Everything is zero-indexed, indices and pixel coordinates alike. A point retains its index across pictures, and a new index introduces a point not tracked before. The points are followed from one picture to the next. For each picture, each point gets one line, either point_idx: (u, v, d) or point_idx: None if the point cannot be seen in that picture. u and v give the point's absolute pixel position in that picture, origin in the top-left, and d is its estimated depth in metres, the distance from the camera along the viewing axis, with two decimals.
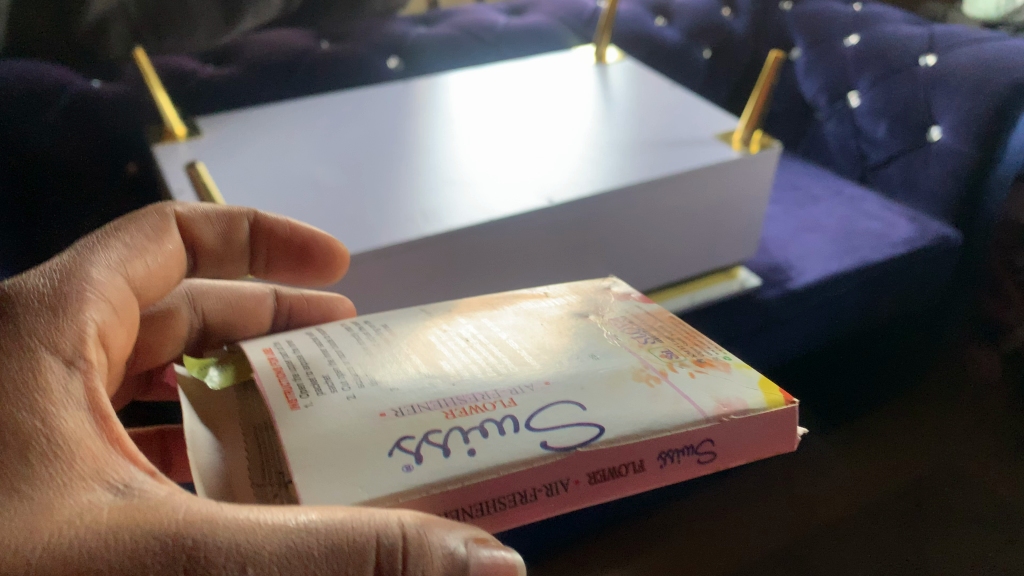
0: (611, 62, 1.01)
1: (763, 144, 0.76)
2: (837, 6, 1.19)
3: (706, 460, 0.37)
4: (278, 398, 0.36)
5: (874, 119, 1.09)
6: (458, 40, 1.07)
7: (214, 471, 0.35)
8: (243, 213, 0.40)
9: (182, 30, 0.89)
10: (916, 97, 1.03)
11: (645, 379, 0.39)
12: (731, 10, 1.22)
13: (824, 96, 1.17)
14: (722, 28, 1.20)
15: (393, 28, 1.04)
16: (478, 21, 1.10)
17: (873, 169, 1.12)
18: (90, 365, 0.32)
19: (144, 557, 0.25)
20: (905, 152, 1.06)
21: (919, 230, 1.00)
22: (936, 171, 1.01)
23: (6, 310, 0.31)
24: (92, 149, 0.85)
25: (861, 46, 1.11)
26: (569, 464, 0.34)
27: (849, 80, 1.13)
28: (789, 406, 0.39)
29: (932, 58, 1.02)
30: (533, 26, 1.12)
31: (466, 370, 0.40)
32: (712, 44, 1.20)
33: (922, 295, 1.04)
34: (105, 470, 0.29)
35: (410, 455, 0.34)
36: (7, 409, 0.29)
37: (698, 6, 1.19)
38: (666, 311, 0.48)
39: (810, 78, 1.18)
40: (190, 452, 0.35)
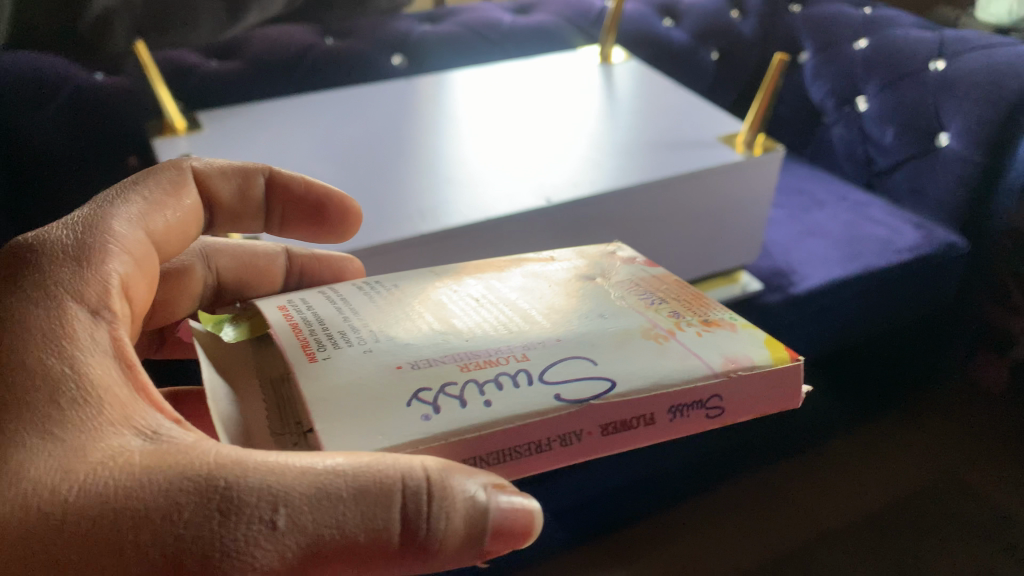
0: (616, 63, 1.01)
1: (767, 147, 0.77)
2: (847, 8, 1.18)
3: (715, 415, 0.38)
4: (296, 351, 0.37)
5: (882, 125, 1.08)
6: (463, 38, 1.06)
7: (234, 421, 0.35)
8: (257, 169, 0.40)
9: (182, 28, 0.86)
10: (925, 103, 1.02)
11: (654, 336, 0.40)
12: (739, 12, 1.22)
13: (831, 101, 1.15)
14: (728, 29, 1.20)
15: (395, 27, 1.03)
16: (483, 19, 1.08)
17: (879, 175, 1.11)
18: (115, 316, 0.32)
19: (177, 495, 0.26)
20: (914, 159, 1.05)
21: (924, 238, 0.99)
22: (943, 180, 1.01)
23: (33, 262, 0.32)
24: (89, 143, 0.84)
25: (871, 50, 1.10)
26: (582, 415, 0.35)
27: (855, 84, 1.11)
28: (795, 363, 0.40)
29: (942, 62, 1.01)
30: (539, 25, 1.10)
31: (479, 328, 0.41)
32: (719, 45, 1.20)
33: (929, 302, 1.03)
34: (132, 416, 0.29)
35: (427, 405, 0.35)
36: (36, 355, 0.29)
37: (707, 7, 1.20)
38: (671, 275, 0.49)
39: (817, 80, 1.17)
40: (210, 401, 0.36)
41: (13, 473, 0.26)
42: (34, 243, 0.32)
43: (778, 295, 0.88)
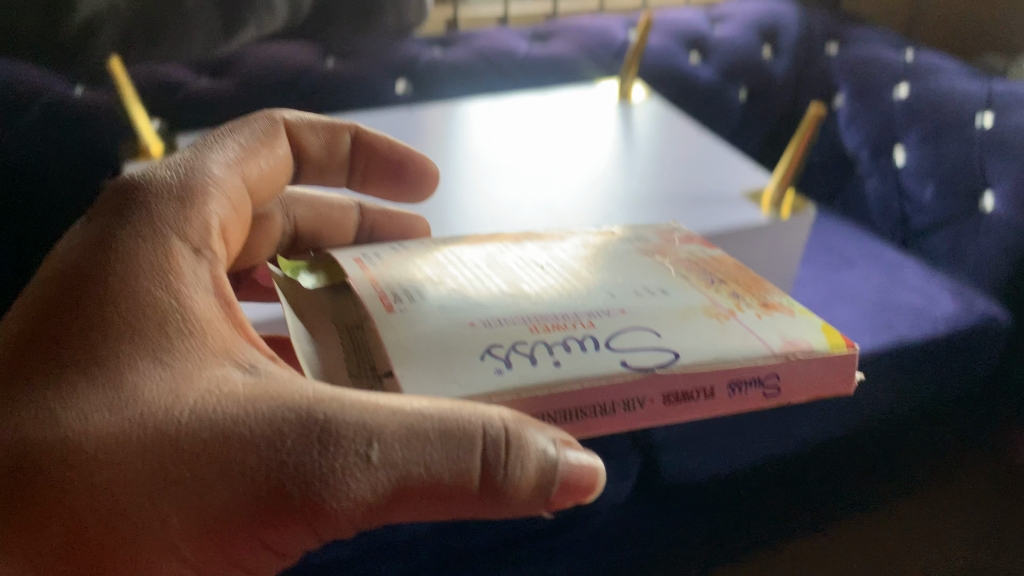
0: (636, 103, 0.99)
1: (795, 208, 0.78)
2: (889, 51, 1.10)
3: (771, 394, 0.40)
4: (376, 303, 0.39)
5: (920, 180, 1.01)
6: (474, 66, 1.04)
7: (314, 361, 0.37)
8: (345, 126, 0.42)
9: (178, 37, 0.87)
10: (969, 158, 0.94)
11: (715, 315, 0.42)
12: (771, 49, 1.20)
13: (866, 149, 1.09)
14: (756, 69, 1.18)
15: (404, 50, 1.01)
16: (499, 47, 1.05)
17: (916, 235, 1.03)
18: (215, 255, 0.33)
19: (281, 425, 0.28)
20: (949, 222, 0.97)
21: (962, 307, 0.89)
22: (987, 246, 0.92)
23: (140, 198, 0.33)
24: (60, 160, 0.81)
25: (911, 99, 1.02)
26: (646, 383, 0.37)
27: (894, 132, 1.05)
28: (851, 352, 0.41)
29: (989, 117, 0.92)
30: (559, 57, 1.07)
31: (546, 292, 0.42)
32: (747, 84, 1.19)
33: (964, 382, 0.91)
34: (233, 350, 0.31)
35: (499, 360, 0.36)
36: (146, 286, 0.31)
37: (733, 44, 1.17)
38: (729, 257, 0.49)
39: (852, 127, 1.12)
40: (293, 342, 0.38)
41: (130, 391, 0.28)
42: (140, 180, 0.34)
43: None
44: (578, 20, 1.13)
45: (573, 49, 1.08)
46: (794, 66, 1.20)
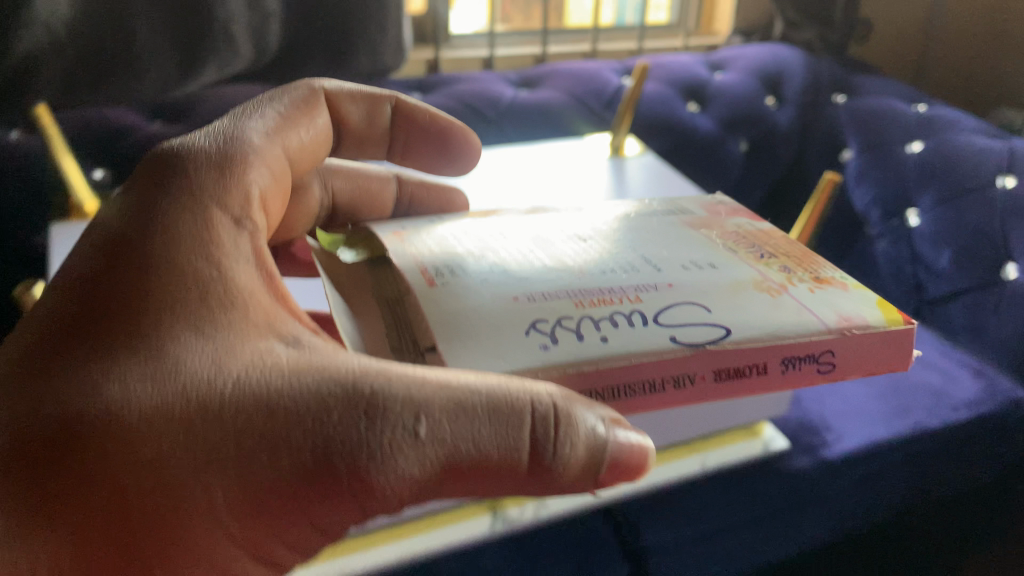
0: (629, 156, 0.87)
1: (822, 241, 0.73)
2: (899, 105, 1.08)
3: (826, 371, 0.38)
4: (417, 276, 0.39)
5: (936, 247, 0.90)
6: (456, 112, 0.95)
7: (357, 336, 0.37)
8: (385, 96, 0.40)
9: (126, 76, 0.59)
10: (989, 224, 0.85)
11: (767, 290, 0.40)
12: (776, 100, 1.14)
13: (877, 211, 1.01)
14: (762, 121, 1.11)
15: (384, 90, 0.96)
16: (480, 94, 0.98)
17: (930, 304, 0.92)
18: (256, 226, 0.33)
19: (328, 397, 0.27)
20: (973, 291, 0.85)
21: (984, 392, 0.77)
22: (1009, 322, 0.80)
23: (179, 167, 0.32)
24: None
25: (927, 154, 0.97)
26: (696, 359, 0.35)
27: (908, 196, 0.97)
28: (908, 327, 0.39)
29: (1012, 180, 0.86)
30: (547, 101, 1.00)
31: (590, 266, 0.41)
32: (748, 137, 1.11)
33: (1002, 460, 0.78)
34: (275, 322, 0.30)
35: (545, 335, 0.35)
36: (187, 257, 0.30)
37: (737, 94, 1.10)
38: (779, 230, 0.48)
39: (860, 186, 1.04)
40: (334, 315, 0.37)
41: (172, 363, 0.27)
42: (179, 150, 0.33)
43: (806, 456, 0.66)
44: (570, 64, 1.08)
45: (561, 96, 1.01)
46: (801, 113, 1.14)
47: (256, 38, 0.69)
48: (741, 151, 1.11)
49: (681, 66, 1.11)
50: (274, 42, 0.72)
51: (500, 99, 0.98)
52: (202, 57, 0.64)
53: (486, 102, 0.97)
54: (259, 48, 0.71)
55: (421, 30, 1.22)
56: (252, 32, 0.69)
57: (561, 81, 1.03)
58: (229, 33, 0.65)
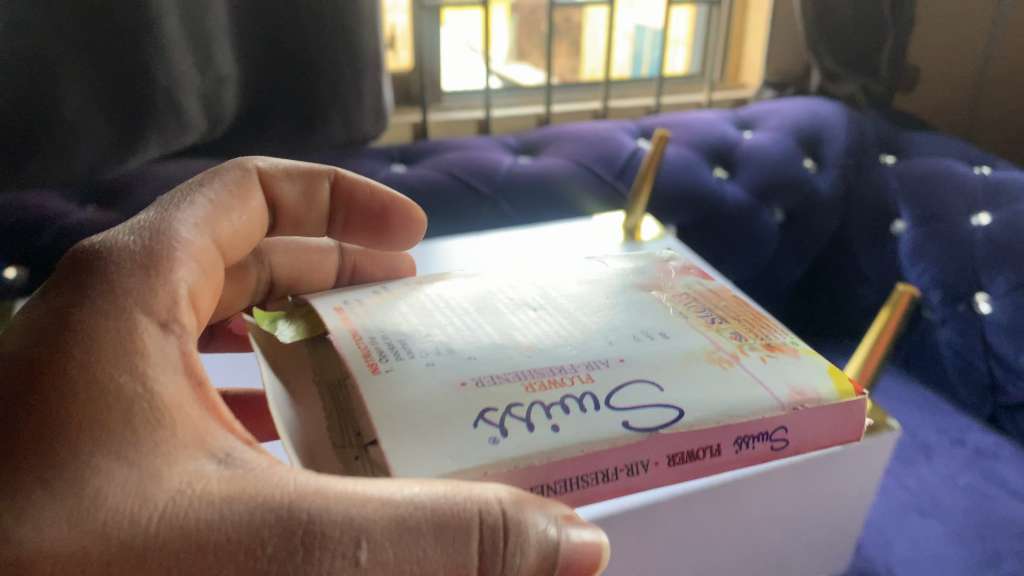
0: (645, 242, 0.78)
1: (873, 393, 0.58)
2: (958, 165, 0.97)
3: (780, 447, 0.38)
4: (360, 363, 0.37)
5: (1015, 341, 0.83)
6: (443, 185, 0.89)
7: (294, 428, 0.35)
8: (322, 171, 0.39)
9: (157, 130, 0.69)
10: None
11: (718, 361, 0.40)
12: (815, 163, 1.07)
13: (936, 294, 0.93)
14: (801, 186, 1.04)
15: (364, 166, 0.88)
16: (471, 163, 0.92)
17: (1007, 409, 0.89)
18: (184, 329, 0.31)
19: (260, 528, 0.25)
20: None
21: None
22: None
23: (101, 270, 0.31)
24: None
25: (995, 228, 0.86)
26: (650, 444, 0.35)
27: (973, 278, 0.88)
28: (859, 398, 0.39)
29: None
30: (551, 169, 0.93)
31: (540, 341, 0.40)
32: (784, 205, 1.04)
33: None
34: (205, 438, 0.28)
35: (494, 427, 0.34)
36: (109, 372, 0.28)
37: (770, 155, 1.04)
38: (729, 289, 0.48)
39: (916, 266, 0.95)
40: (270, 406, 0.35)
41: (91, 497, 0.25)
42: (103, 249, 0.32)
43: None
44: (573, 127, 1.01)
45: (565, 162, 0.94)
46: (840, 183, 1.06)
47: (207, 109, 0.73)
48: (776, 221, 1.05)
49: (706, 126, 1.05)
50: (230, 106, 0.75)
51: (495, 169, 0.92)
52: (142, 130, 0.68)
53: (483, 174, 0.91)
54: (213, 115, 0.74)
55: (405, 92, 1.11)
56: (205, 101, 0.72)
57: (567, 145, 0.97)
58: (173, 103, 0.69)
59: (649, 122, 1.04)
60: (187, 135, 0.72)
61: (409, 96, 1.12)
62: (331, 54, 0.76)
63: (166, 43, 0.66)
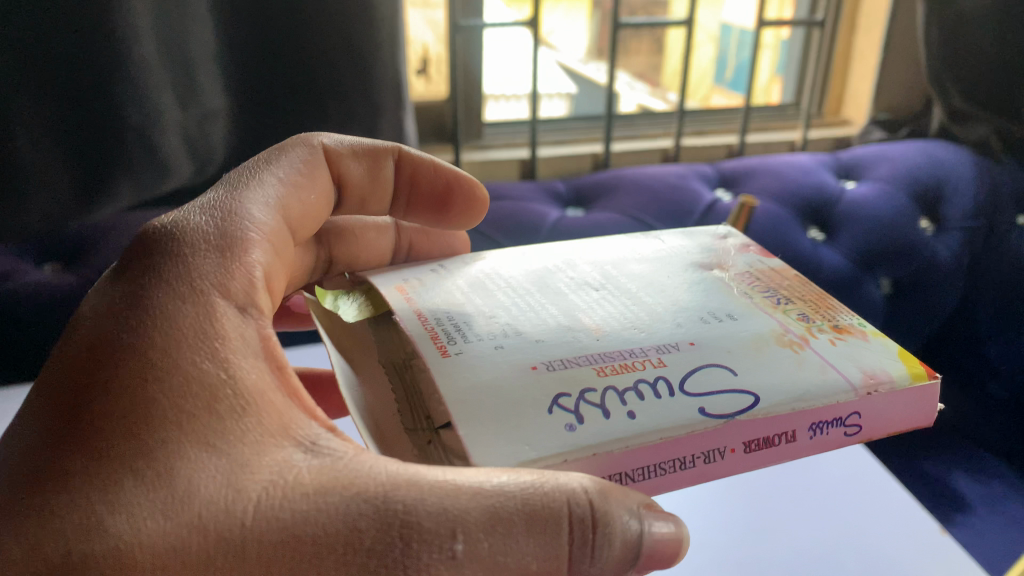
0: None
1: None
2: None
3: (853, 433, 0.37)
4: (429, 344, 0.36)
5: None
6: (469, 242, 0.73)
7: (362, 408, 0.34)
8: (386, 149, 0.39)
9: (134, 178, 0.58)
10: None
11: (789, 344, 0.39)
12: (934, 224, 0.85)
13: None
14: (917, 253, 0.82)
15: None
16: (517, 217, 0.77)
17: None
18: (261, 312, 0.31)
19: (356, 520, 0.25)
20: None
21: None
22: None
23: (176, 252, 0.30)
24: None
25: None
26: (726, 431, 0.34)
27: None
28: (933, 381, 0.38)
29: None
30: (604, 226, 0.78)
31: (607, 323, 0.39)
32: (893, 275, 0.82)
33: None
34: (290, 426, 0.28)
35: (569, 413, 0.33)
36: (190, 357, 0.28)
37: (881, 213, 0.82)
38: (790, 267, 0.47)
39: None
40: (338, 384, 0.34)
41: (182, 490, 0.25)
42: (176, 231, 0.31)
43: None
44: (637, 169, 0.85)
45: (622, 218, 0.78)
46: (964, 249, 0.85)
47: (194, 151, 0.62)
48: (882, 293, 0.83)
49: (799, 173, 0.85)
50: (218, 144, 0.64)
51: (540, 224, 0.77)
52: (112, 172, 0.57)
53: (524, 233, 0.76)
54: (197, 159, 0.63)
55: (438, 126, 0.90)
56: (188, 143, 0.61)
57: (627, 194, 0.81)
58: (149, 141, 0.57)
59: (729, 164, 0.88)
60: (171, 181, 0.61)
61: (444, 131, 0.90)
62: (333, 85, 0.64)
63: (141, 73, 0.55)
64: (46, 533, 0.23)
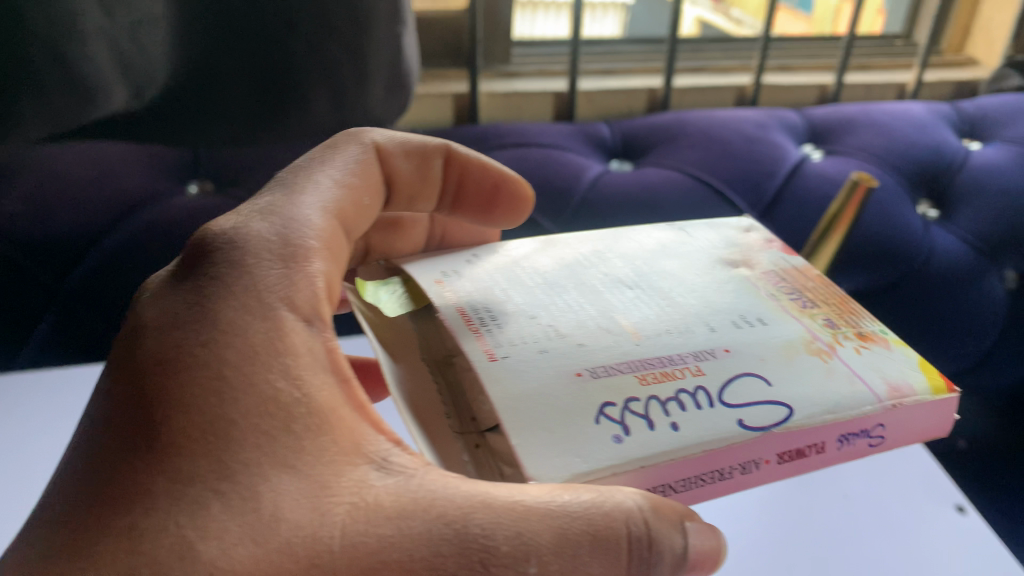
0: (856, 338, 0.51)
1: None
2: None
3: (876, 443, 0.38)
4: (468, 335, 0.37)
5: None
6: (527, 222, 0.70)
7: (406, 400, 0.35)
8: (435, 151, 0.40)
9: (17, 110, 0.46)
10: None
11: (817, 353, 0.40)
12: None
13: None
14: None
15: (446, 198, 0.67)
16: (560, 168, 0.77)
17: None
18: (325, 324, 0.31)
19: (436, 544, 0.26)
20: None
21: None
22: None
23: (241, 261, 0.30)
24: None
25: None
26: (763, 443, 0.35)
27: None
28: (952, 394, 0.39)
29: None
30: (649, 184, 0.77)
31: (645, 326, 0.40)
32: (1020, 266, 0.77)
33: None
34: (360, 442, 0.28)
35: (615, 423, 0.34)
36: (262, 374, 0.28)
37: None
38: (813, 267, 0.48)
39: None
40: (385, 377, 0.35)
41: (268, 512, 0.25)
42: (236, 239, 0.31)
43: None
44: (698, 113, 0.85)
45: (672, 173, 0.78)
46: None
47: (131, 74, 0.51)
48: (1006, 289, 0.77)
49: (914, 136, 0.83)
50: (160, 64, 0.53)
51: (576, 178, 0.77)
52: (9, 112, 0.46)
53: (562, 185, 0.76)
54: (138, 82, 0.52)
55: (454, 45, 0.88)
56: (123, 62, 0.50)
57: (692, 149, 0.80)
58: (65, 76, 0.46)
59: (821, 115, 0.87)
60: (100, 111, 0.50)
61: (460, 52, 0.89)
62: (323, 59, 0.59)
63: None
64: (133, 550, 0.24)
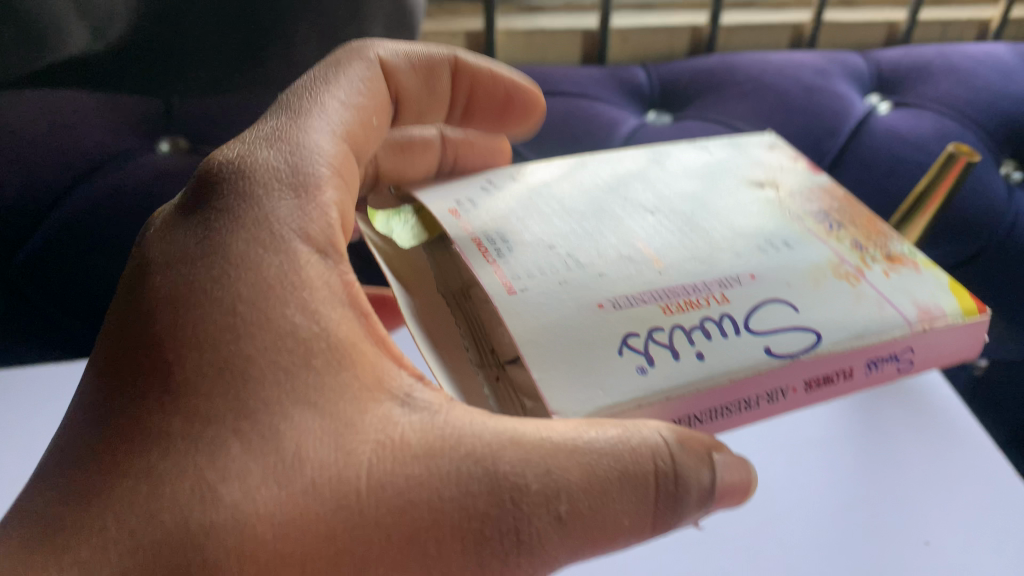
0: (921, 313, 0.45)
1: None
2: None
3: (905, 368, 0.37)
4: (479, 261, 0.36)
5: None
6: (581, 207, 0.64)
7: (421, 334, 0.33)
8: (444, 59, 0.41)
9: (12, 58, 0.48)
10: None
11: (845, 277, 0.39)
12: None
13: None
14: None
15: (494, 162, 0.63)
16: (587, 120, 0.73)
17: None
18: (342, 256, 0.29)
19: (463, 478, 0.25)
20: None
21: None
22: None
23: (248, 191, 0.28)
24: None
25: None
26: (791, 370, 0.34)
27: None
28: (982, 317, 0.38)
29: None
30: (686, 136, 0.73)
31: (667, 252, 0.39)
32: None
33: None
34: (382, 378, 0.28)
35: (638, 354, 0.33)
36: (277, 309, 0.26)
37: None
38: (840, 187, 0.46)
39: None
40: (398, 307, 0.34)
41: (291, 453, 0.24)
42: (243, 168, 0.29)
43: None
44: (748, 57, 0.80)
45: (715, 127, 0.74)
46: None
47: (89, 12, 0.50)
48: None
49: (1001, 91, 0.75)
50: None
51: (610, 131, 0.74)
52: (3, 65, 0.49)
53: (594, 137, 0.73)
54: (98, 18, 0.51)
55: None
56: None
57: (743, 100, 0.75)
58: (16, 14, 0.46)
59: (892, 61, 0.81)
60: (55, 53, 0.50)
61: None
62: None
63: None
64: (136, 499, 0.23)
